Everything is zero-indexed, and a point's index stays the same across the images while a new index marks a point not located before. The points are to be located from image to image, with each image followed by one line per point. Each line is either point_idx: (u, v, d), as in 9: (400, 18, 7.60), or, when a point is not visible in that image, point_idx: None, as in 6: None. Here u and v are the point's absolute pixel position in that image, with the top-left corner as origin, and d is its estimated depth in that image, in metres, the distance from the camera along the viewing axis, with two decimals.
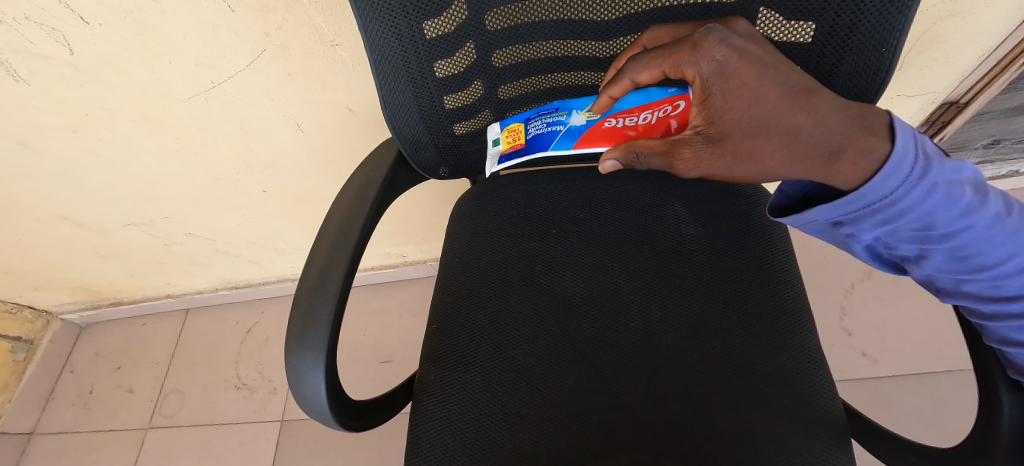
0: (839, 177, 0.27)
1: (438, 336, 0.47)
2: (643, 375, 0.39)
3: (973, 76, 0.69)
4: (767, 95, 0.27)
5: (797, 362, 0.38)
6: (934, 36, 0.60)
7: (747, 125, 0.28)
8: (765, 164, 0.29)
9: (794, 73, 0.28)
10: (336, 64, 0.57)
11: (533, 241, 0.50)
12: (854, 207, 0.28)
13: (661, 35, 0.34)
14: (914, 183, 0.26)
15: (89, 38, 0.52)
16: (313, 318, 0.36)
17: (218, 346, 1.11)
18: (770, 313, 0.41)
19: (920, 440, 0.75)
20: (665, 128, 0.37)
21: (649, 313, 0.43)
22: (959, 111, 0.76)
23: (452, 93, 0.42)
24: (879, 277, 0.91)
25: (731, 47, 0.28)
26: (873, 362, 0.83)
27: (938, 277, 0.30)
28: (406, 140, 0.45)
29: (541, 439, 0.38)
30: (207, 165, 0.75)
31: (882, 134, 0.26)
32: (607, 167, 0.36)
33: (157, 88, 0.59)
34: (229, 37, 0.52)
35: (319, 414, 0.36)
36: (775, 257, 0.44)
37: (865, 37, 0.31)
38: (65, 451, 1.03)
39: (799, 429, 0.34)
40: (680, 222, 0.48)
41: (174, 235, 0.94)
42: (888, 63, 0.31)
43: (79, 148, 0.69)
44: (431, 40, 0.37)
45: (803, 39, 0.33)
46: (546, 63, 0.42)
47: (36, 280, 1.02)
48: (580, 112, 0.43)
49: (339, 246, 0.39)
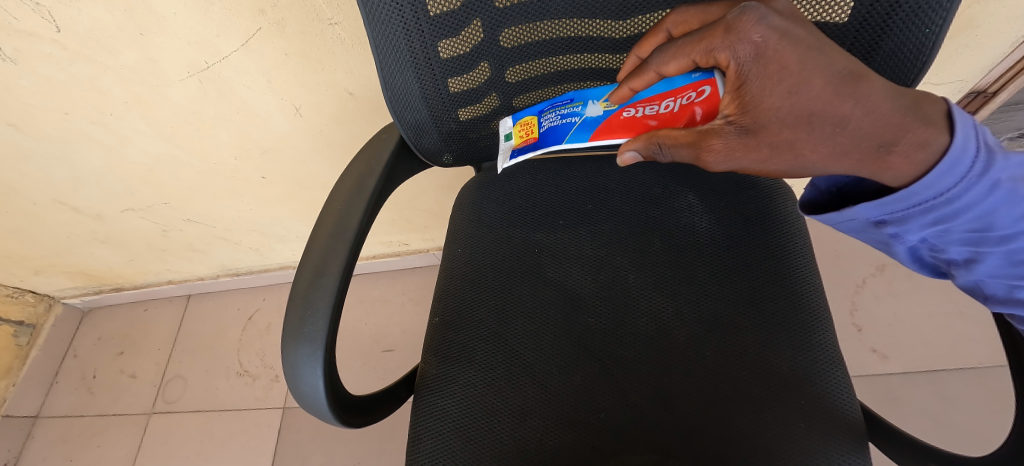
0: (889, 171, 0.25)
1: (442, 329, 0.46)
2: (652, 372, 0.38)
3: (1004, 64, 0.65)
4: (813, 80, 0.24)
5: (814, 362, 0.36)
6: (969, 20, 0.56)
7: (787, 115, 0.26)
8: (806, 157, 0.27)
9: (841, 56, 0.25)
10: (335, 44, 0.54)
11: (540, 232, 0.48)
12: (903, 206, 0.26)
13: (688, 18, 0.31)
14: (973, 180, 0.24)
15: (75, 14, 0.49)
16: (311, 312, 0.34)
17: (219, 333, 1.11)
18: (787, 310, 0.38)
19: (947, 447, 0.72)
20: (690, 117, 0.35)
21: (659, 308, 0.41)
22: (986, 101, 0.73)
23: (457, 76, 0.40)
24: (892, 271, 0.89)
25: (771, 27, 0.25)
26: (883, 358, 0.82)
27: (989, 283, 0.28)
28: (408, 125, 0.43)
29: (546, 436, 0.37)
30: (204, 149, 0.73)
31: (939, 125, 0.24)
32: (627, 158, 0.34)
33: (149, 68, 0.57)
34: (221, 14, 0.50)
35: (318, 411, 0.35)
36: (794, 253, 0.42)
37: (908, 15, 0.28)
38: (69, 435, 1.03)
39: (816, 432, 0.32)
40: (693, 214, 0.45)
41: (173, 221, 0.92)
42: (931, 46, 0.28)
43: (72, 131, 0.67)
44: (435, 17, 0.34)
45: (840, 19, 0.30)
46: (558, 43, 0.39)
47: (37, 265, 1.01)
48: (596, 102, 0.41)
49: (337, 236, 0.37)
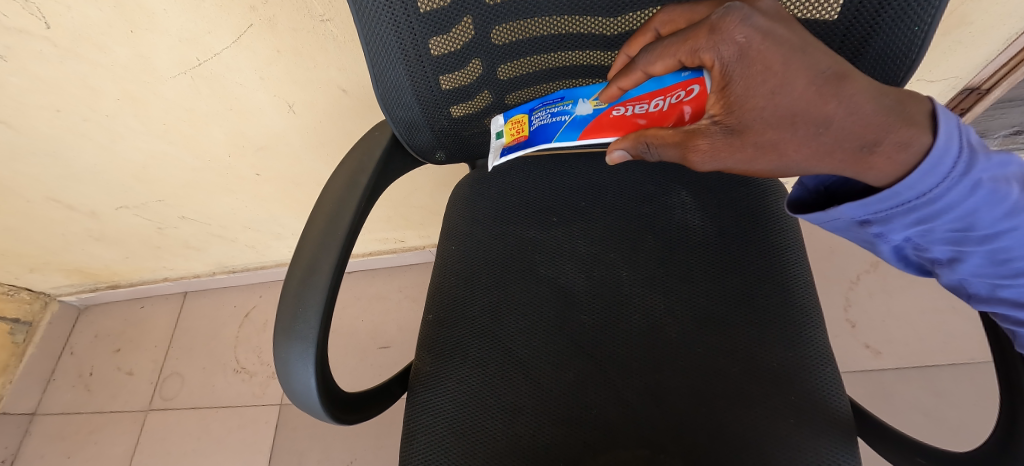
0: (871, 172, 0.25)
1: (435, 327, 0.46)
2: (645, 369, 0.38)
3: (998, 62, 0.65)
4: (796, 80, 0.24)
5: (805, 358, 0.36)
6: (962, 16, 0.56)
7: (771, 115, 0.26)
8: (790, 157, 0.27)
9: (826, 56, 0.25)
10: (327, 41, 0.54)
11: (533, 230, 0.48)
12: (886, 205, 0.26)
13: (675, 17, 0.32)
14: (955, 180, 0.24)
15: (64, 10, 0.49)
16: (302, 310, 0.34)
17: (216, 330, 1.11)
18: (778, 307, 0.39)
19: (949, 447, 0.72)
20: (678, 116, 0.34)
21: (651, 305, 0.41)
22: (980, 98, 0.73)
23: (449, 73, 0.40)
24: (886, 268, 0.89)
25: (754, 28, 0.25)
26: (876, 354, 0.82)
27: (972, 282, 0.28)
28: (400, 123, 0.43)
29: (539, 432, 0.37)
30: (197, 146, 0.72)
31: (922, 125, 0.24)
32: (616, 157, 0.35)
33: (140, 65, 0.57)
34: (212, 10, 0.50)
35: (311, 409, 0.35)
36: (786, 251, 0.42)
37: (897, 14, 0.28)
38: (67, 431, 1.04)
39: (806, 428, 0.33)
40: (686, 212, 0.45)
41: (168, 218, 0.92)
42: (920, 44, 0.28)
43: (64, 128, 0.67)
44: (425, 14, 0.34)
45: (829, 17, 0.30)
46: (550, 41, 0.39)
47: (31, 262, 1.01)
48: (586, 100, 0.42)
49: (328, 234, 0.37)
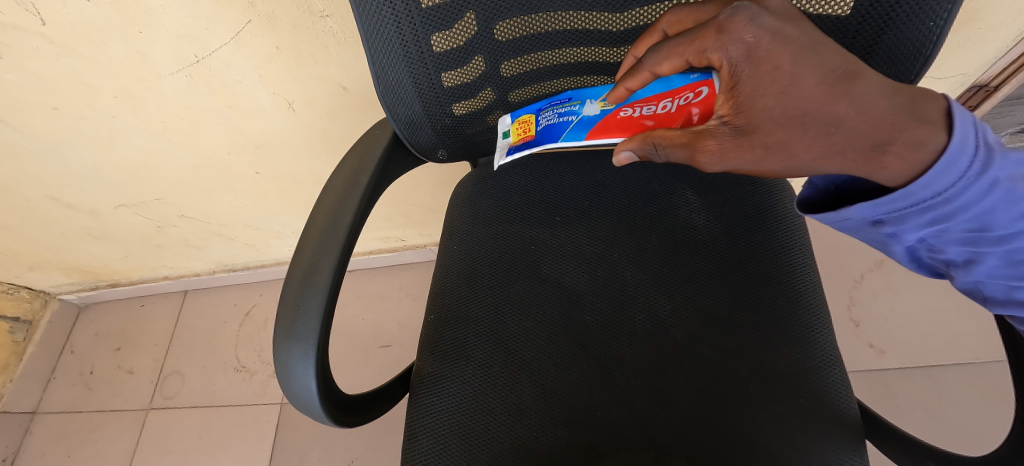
0: (883, 171, 0.24)
1: (437, 327, 0.46)
2: (649, 370, 0.38)
3: (1006, 58, 0.65)
4: (805, 80, 0.24)
5: (812, 360, 0.35)
6: (972, 12, 0.55)
7: (780, 114, 0.25)
8: (799, 156, 0.26)
9: (837, 55, 0.24)
10: (327, 37, 0.53)
11: (536, 228, 0.48)
12: (900, 205, 0.25)
13: (682, 18, 0.31)
14: (971, 180, 0.23)
15: (61, 6, 0.48)
16: (303, 312, 0.34)
17: (217, 328, 1.11)
18: (784, 308, 0.38)
19: (964, 450, 0.71)
20: (686, 118, 0.34)
21: (655, 306, 0.40)
22: (988, 95, 0.72)
23: (451, 70, 0.39)
24: (890, 267, 0.88)
25: (762, 28, 0.24)
26: (880, 353, 0.82)
27: (988, 284, 0.27)
28: (401, 120, 0.42)
29: (542, 435, 0.36)
30: (196, 143, 0.72)
31: (937, 124, 0.23)
32: (623, 158, 0.34)
33: (137, 62, 0.56)
34: (211, 7, 0.49)
35: (311, 411, 0.34)
36: (793, 250, 0.41)
37: (912, 9, 0.27)
38: (67, 431, 1.03)
39: (813, 430, 0.32)
40: (691, 210, 0.45)
41: (168, 217, 0.92)
42: (935, 40, 0.28)
43: (63, 127, 0.67)
44: (427, 9, 0.33)
45: (841, 12, 0.29)
46: (554, 37, 0.38)
47: (31, 261, 1.01)
48: (594, 101, 0.42)
49: (329, 234, 0.36)
